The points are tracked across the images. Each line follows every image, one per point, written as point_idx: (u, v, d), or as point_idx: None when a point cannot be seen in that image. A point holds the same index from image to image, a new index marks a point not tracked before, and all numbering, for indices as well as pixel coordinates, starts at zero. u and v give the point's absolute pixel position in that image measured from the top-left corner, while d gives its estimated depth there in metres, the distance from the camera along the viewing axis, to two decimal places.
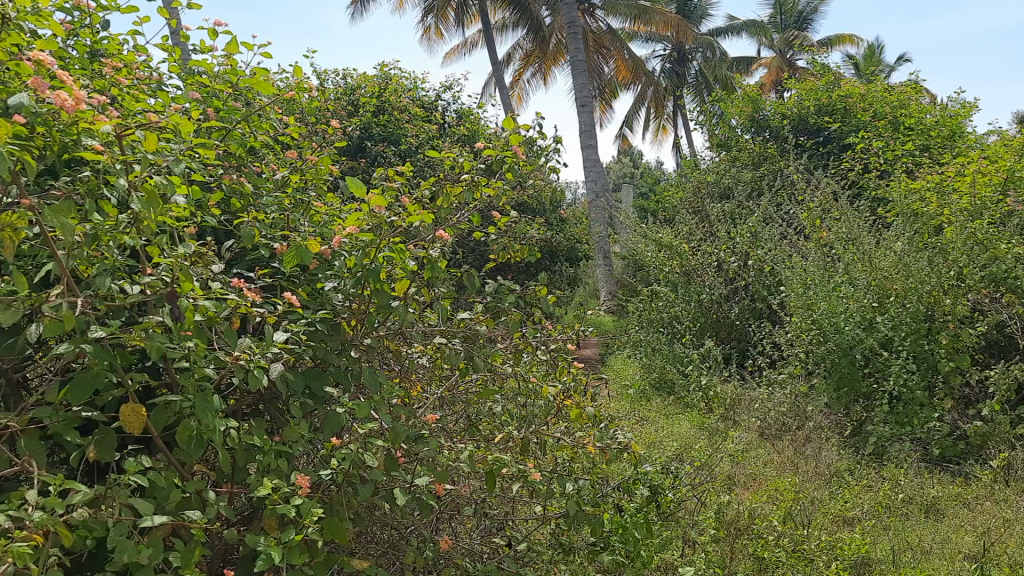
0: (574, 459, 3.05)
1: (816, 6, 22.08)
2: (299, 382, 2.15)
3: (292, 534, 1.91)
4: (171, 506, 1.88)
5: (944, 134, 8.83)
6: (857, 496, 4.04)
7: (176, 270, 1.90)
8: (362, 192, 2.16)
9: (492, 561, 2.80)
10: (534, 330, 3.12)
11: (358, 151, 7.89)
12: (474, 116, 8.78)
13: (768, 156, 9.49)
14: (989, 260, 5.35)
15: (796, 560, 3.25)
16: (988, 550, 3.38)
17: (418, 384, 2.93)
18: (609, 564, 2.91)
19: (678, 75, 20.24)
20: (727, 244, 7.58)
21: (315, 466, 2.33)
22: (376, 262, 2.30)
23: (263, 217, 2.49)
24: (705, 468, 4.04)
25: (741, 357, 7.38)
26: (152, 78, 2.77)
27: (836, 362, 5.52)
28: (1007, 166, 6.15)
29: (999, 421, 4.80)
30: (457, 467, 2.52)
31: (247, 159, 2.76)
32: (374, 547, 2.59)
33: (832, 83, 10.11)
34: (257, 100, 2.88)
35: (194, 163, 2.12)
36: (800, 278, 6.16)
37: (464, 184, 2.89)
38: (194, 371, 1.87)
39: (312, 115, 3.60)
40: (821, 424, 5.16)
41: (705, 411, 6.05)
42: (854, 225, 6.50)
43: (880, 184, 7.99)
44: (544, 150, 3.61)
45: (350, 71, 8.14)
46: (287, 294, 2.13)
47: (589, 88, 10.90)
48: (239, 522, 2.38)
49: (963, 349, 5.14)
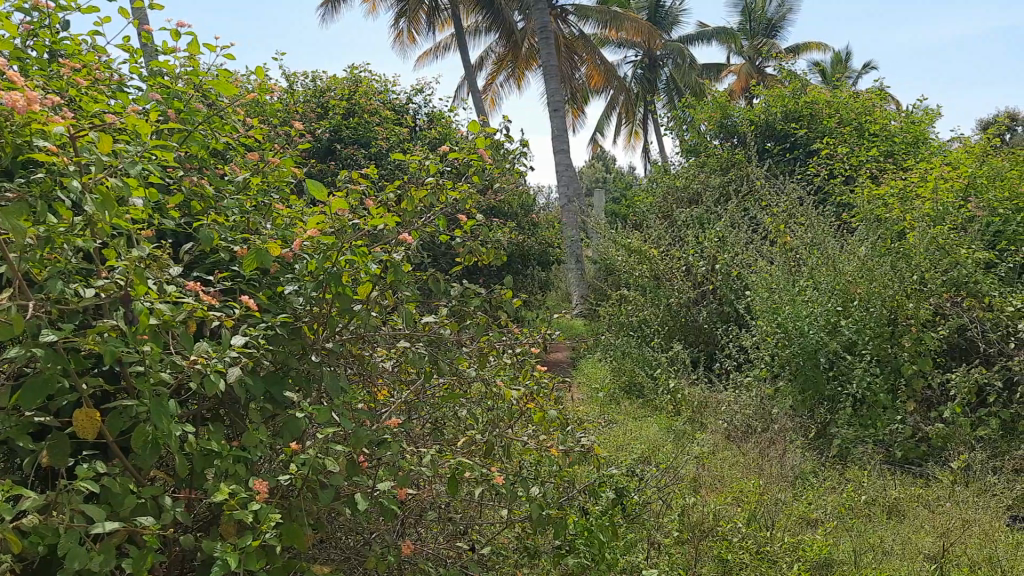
0: (541, 463, 3.06)
1: (784, 14, 22.27)
2: (258, 387, 2.11)
3: (249, 540, 1.89)
4: (126, 512, 1.85)
5: (908, 141, 8.99)
6: (820, 499, 4.08)
7: (129, 272, 1.87)
8: (324, 196, 2.13)
9: (456, 565, 2.79)
10: (500, 333, 3.10)
11: (327, 155, 7.84)
12: (445, 119, 8.76)
13: (736, 161, 9.58)
14: (951, 265, 5.49)
15: (759, 561, 3.28)
16: (949, 551, 3.44)
17: (382, 388, 2.90)
18: (574, 567, 2.94)
19: (650, 82, 20.44)
20: (695, 249, 7.63)
21: (276, 471, 2.31)
22: (338, 265, 2.26)
23: (223, 220, 2.47)
24: (672, 471, 4.05)
25: (709, 360, 7.44)
26: (114, 79, 2.74)
27: (800, 364, 5.59)
28: (968, 173, 6.37)
29: (960, 423, 4.87)
30: (419, 471, 2.50)
31: (210, 161, 2.73)
32: (337, 552, 2.57)
33: (800, 89, 10.22)
34: (219, 102, 2.85)
35: (151, 165, 2.10)
36: (765, 283, 6.21)
37: (430, 187, 2.84)
38: (150, 376, 1.83)
39: (277, 120, 3.59)
40: (786, 426, 5.20)
41: (673, 414, 6.10)
42: (819, 230, 6.57)
43: (846, 190, 8.12)
44: (510, 154, 3.59)
45: (319, 74, 8.09)
46: (245, 297, 2.10)
47: (561, 93, 10.91)
48: (198, 530, 2.34)
49: (925, 352, 5.20)
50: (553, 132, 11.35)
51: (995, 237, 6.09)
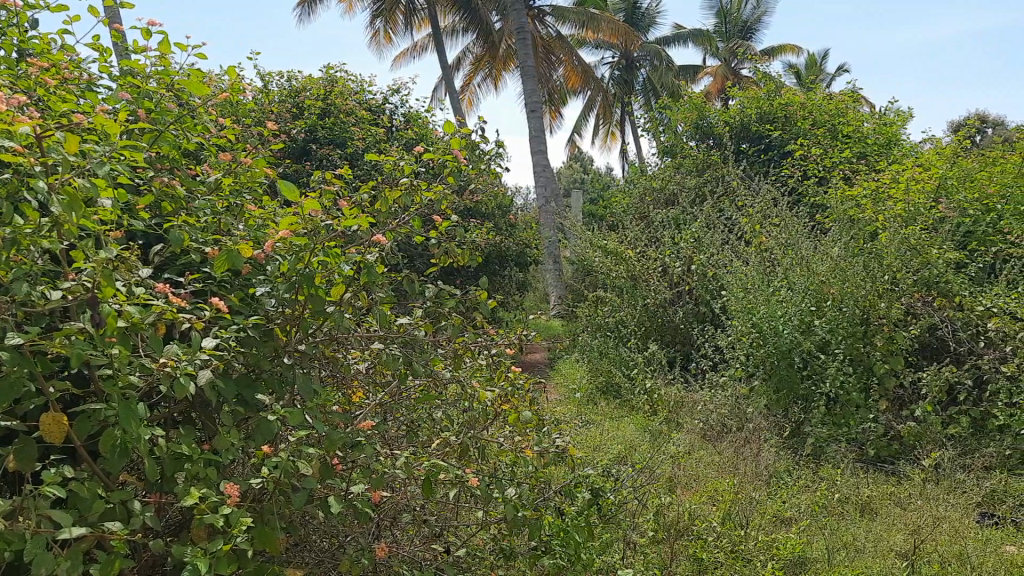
0: (517, 464, 3.05)
1: (760, 16, 22.44)
2: (230, 390, 2.09)
3: (220, 545, 1.87)
4: (94, 517, 1.83)
5: (880, 143, 9.10)
6: (794, 497, 4.12)
7: (97, 274, 1.84)
8: (295, 197, 2.11)
9: (431, 567, 2.78)
10: (475, 334, 3.09)
11: (302, 155, 7.79)
12: (422, 119, 8.74)
13: (712, 163, 9.64)
14: (921, 265, 5.57)
15: (734, 560, 3.30)
16: (920, 548, 3.48)
17: (357, 390, 2.89)
18: (550, 568, 2.94)
19: (627, 83, 20.50)
20: (671, 249, 7.68)
21: (248, 474, 2.29)
22: (311, 267, 2.24)
23: (194, 221, 2.44)
24: (647, 471, 4.06)
25: (685, 360, 7.48)
26: (83, 79, 2.70)
27: (775, 364, 5.64)
28: (938, 175, 6.47)
29: (931, 422, 4.93)
30: (394, 473, 2.48)
31: (181, 162, 2.70)
32: (311, 555, 2.55)
33: (775, 91, 10.30)
34: (191, 101, 2.82)
35: (120, 166, 2.08)
36: (740, 283, 6.25)
37: (405, 188, 2.82)
38: (119, 380, 1.81)
39: (249, 120, 3.55)
40: (761, 425, 5.25)
41: (649, 414, 6.13)
42: (793, 231, 6.63)
43: (820, 192, 8.20)
44: (486, 155, 3.59)
45: (294, 74, 8.04)
46: (216, 299, 2.08)
47: (538, 94, 10.93)
48: (169, 534, 2.32)
49: (897, 352, 5.27)
50: (530, 132, 11.36)
51: (965, 237, 6.22)
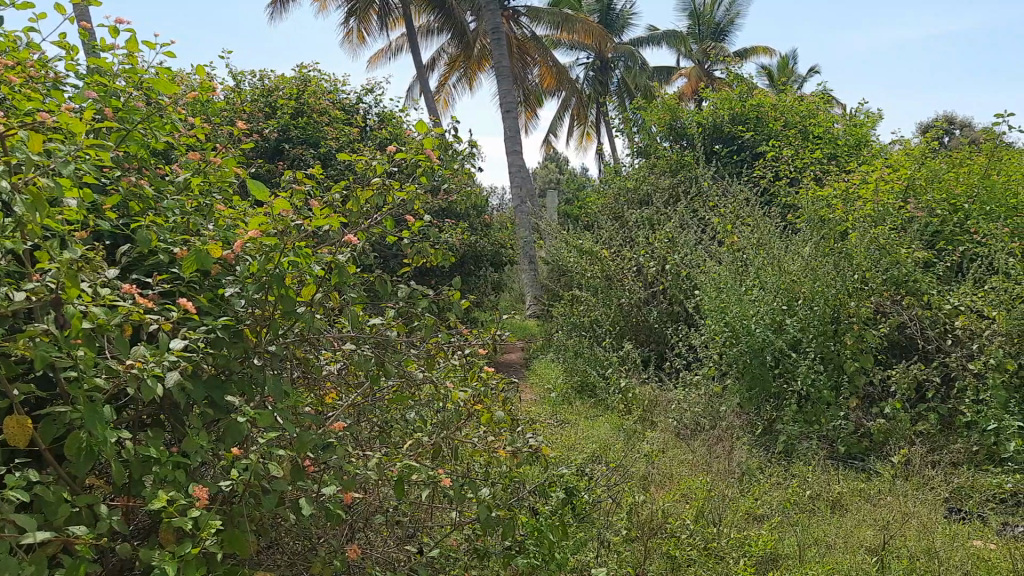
0: (490, 464, 3.05)
1: (733, 18, 22.62)
2: (199, 391, 2.07)
3: (188, 548, 1.85)
4: (60, 522, 1.80)
5: (850, 144, 9.21)
6: (765, 494, 4.15)
7: (62, 275, 1.81)
8: (265, 197, 2.09)
9: (405, 568, 2.76)
10: (448, 334, 3.08)
11: (275, 155, 7.73)
12: (396, 119, 8.70)
13: (686, 163, 9.71)
14: (891, 264, 5.65)
15: (706, 558, 3.32)
16: (889, 544, 3.53)
17: (330, 391, 2.87)
18: (524, 568, 2.94)
19: (602, 83, 20.57)
20: (646, 249, 7.72)
21: (218, 477, 2.26)
22: (281, 267, 2.22)
23: (163, 221, 2.41)
24: (621, 470, 4.07)
25: (660, 359, 7.52)
26: (49, 77, 2.66)
27: (748, 363, 5.68)
28: (907, 175, 6.56)
29: (901, 419, 5.00)
30: (366, 474, 2.47)
31: (150, 161, 2.66)
32: (282, 558, 2.53)
33: (747, 92, 10.38)
34: (159, 100, 2.78)
35: (85, 166, 2.05)
36: (714, 283, 6.30)
37: (377, 188, 2.80)
38: (84, 382, 1.78)
39: (220, 119, 3.52)
40: (734, 423, 5.29)
41: (624, 413, 6.16)
42: (764, 231, 6.70)
43: (791, 192, 8.28)
44: (459, 155, 3.58)
45: (266, 73, 7.98)
46: (183, 299, 2.06)
47: (513, 94, 10.94)
48: (137, 538, 2.28)
49: (867, 350, 5.34)
50: (505, 132, 11.35)
51: (933, 237, 6.31)
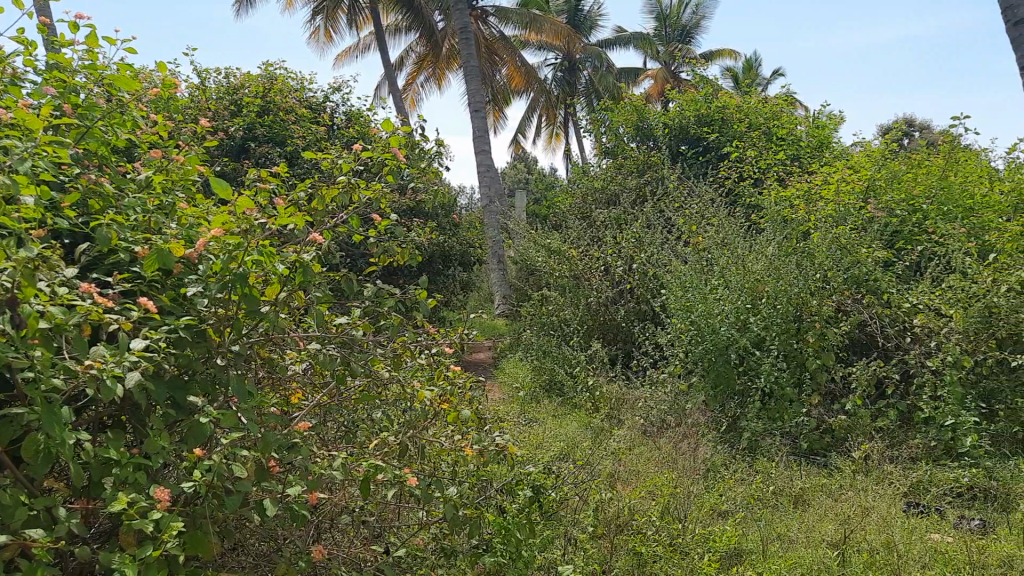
0: (456, 462, 3.04)
1: (699, 21, 22.82)
2: (161, 392, 2.04)
3: (149, 551, 1.83)
4: (16, 526, 1.76)
5: (812, 145, 9.36)
6: (730, 490, 4.21)
7: (19, 274, 1.78)
8: (228, 196, 2.08)
9: (370, 568, 2.75)
10: (415, 333, 3.07)
11: (240, 153, 7.65)
12: (363, 118, 8.66)
13: (652, 163, 9.79)
14: (851, 263, 5.76)
15: (671, 553, 3.36)
16: (849, 538, 3.59)
17: (295, 391, 2.85)
18: (491, 566, 2.95)
19: (570, 84, 20.65)
20: (613, 249, 7.78)
21: (181, 478, 2.23)
22: (244, 266, 2.20)
23: (124, 219, 2.37)
24: (587, 467, 4.10)
25: (627, 358, 7.58)
26: (7, 73, 2.61)
27: (713, 361, 5.74)
28: (867, 176, 6.69)
29: (861, 415, 5.10)
30: (331, 474, 2.45)
31: (111, 159, 2.61)
32: (245, 559, 2.50)
33: (712, 93, 10.50)
34: (120, 96, 2.73)
35: (42, 164, 2.02)
36: (679, 282, 6.37)
37: (342, 186, 2.78)
38: (42, 383, 1.75)
39: (184, 116, 3.47)
40: (698, 421, 5.35)
41: (591, 411, 6.20)
42: (729, 231, 6.79)
43: (755, 193, 8.39)
44: (424, 154, 3.57)
45: (232, 70, 7.88)
46: (144, 299, 2.03)
47: (481, 94, 10.94)
48: (97, 542, 2.24)
49: (829, 347, 5.43)
50: (473, 132, 11.36)
51: (893, 236, 6.45)
